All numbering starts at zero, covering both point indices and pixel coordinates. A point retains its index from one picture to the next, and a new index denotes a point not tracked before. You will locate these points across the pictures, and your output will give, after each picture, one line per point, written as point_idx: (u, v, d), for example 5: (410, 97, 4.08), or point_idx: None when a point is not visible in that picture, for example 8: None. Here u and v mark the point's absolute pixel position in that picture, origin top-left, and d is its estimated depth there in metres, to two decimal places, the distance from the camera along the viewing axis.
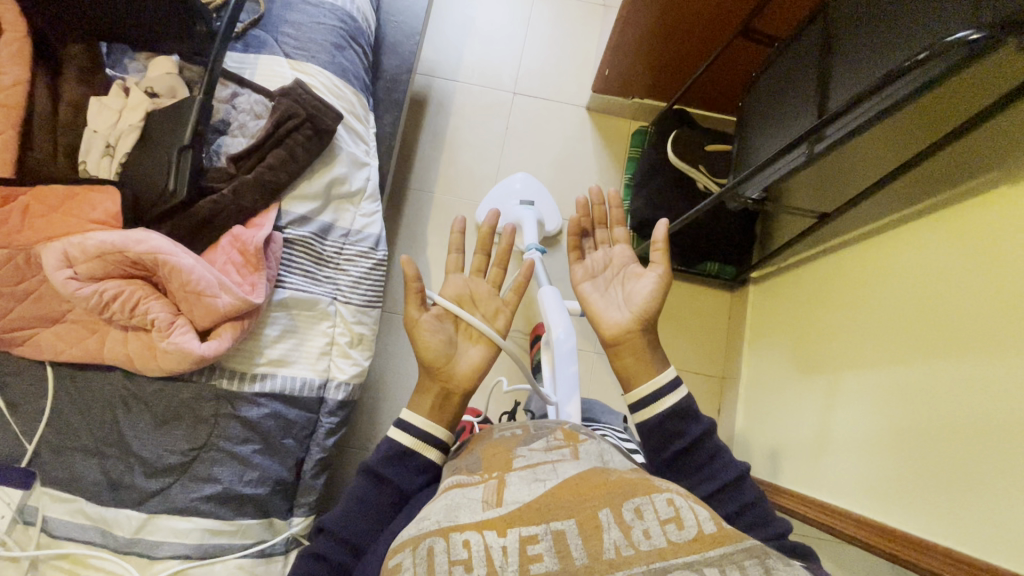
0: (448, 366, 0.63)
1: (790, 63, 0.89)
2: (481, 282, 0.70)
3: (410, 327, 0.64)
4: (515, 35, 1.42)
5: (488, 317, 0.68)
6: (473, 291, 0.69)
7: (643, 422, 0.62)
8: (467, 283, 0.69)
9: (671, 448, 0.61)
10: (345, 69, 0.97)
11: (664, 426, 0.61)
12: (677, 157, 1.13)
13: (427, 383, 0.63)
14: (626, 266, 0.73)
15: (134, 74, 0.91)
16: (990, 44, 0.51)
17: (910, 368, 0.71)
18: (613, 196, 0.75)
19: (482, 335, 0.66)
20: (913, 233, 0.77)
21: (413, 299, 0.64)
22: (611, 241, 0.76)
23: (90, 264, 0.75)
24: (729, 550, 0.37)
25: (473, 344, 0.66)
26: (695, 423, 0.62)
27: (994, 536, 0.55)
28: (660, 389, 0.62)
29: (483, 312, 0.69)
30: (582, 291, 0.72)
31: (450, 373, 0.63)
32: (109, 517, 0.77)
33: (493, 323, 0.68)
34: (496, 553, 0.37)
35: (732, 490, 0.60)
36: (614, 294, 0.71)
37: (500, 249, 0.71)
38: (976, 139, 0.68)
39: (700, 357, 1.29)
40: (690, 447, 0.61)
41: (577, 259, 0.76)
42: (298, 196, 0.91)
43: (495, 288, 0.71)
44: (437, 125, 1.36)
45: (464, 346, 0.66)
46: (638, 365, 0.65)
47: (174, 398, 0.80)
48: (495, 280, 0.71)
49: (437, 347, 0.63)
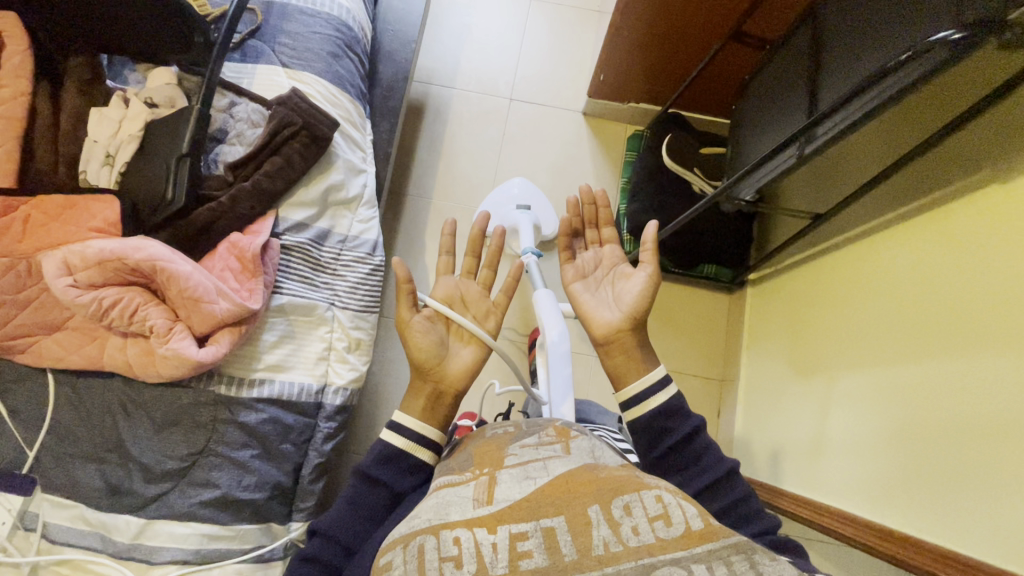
0: (440, 367, 0.64)
1: (781, 65, 0.90)
2: (472, 283, 0.71)
3: (401, 329, 0.65)
4: (511, 41, 1.43)
5: (479, 319, 0.69)
6: (464, 293, 0.70)
7: (633, 421, 0.63)
8: (459, 285, 0.70)
9: (662, 445, 0.61)
10: (341, 77, 0.99)
11: (654, 423, 0.61)
12: (671, 161, 1.14)
13: (419, 384, 0.63)
14: (614, 266, 0.73)
15: (134, 85, 0.93)
16: (975, 42, 0.52)
17: (909, 367, 0.71)
18: (601, 196, 0.76)
19: (473, 336, 0.66)
20: (906, 231, 0.77)
21: (404, 301, 0.65)
22: (600, 243, 0.76)
23: (89, 272, 0.76)
24: (716, 546, 0.37)
25: (465, 345, 0.67)
26: (686, 421, 0.62)
27: (993, 535, 0.55)
28: (650, 386, 0.62)
29: (474, 313, 0.69)
30: (573, 291, 0.72)
31: (441, 374, 0.63)
32: (109, 522, 0.78)
33: (484, 324, 0.69)
34: (486, 550, 0.38)
35: (723, 487, 0.60)
36: (604, 293, 0.71)
37: (490, 252, 0.71)
38: (965, 138, 0.69)
39: (699, 358, 1.29)
40: (680, 444, 0.61)
41: (567, 258, 0.75)
42: (294, 203, 0.92)
43: (487, 290, 0.71)
44: (434, 131, 1.37)
45: (455, 347, 0.66)
46: (629, 364, 0.65)
47: (173, 403, 0.81)
48: (487, 282, 0.72)
49: (429, 348, 0.64)
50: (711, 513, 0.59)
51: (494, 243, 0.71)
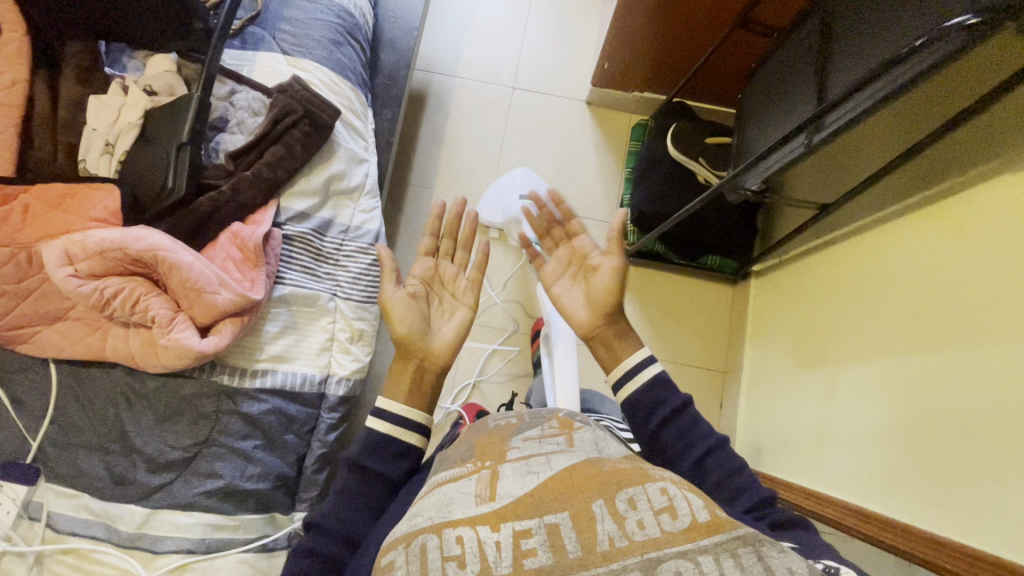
0: (427, 350, 0.66)
1: (790, 53, 0.88)
2: (450, 265, 0.73)
3: (384, 306, 0.67)
4: (514, 29, 1.42)
5: (458, 296, 0.72)
6: (440, 272, 0.72)
7: (627, 397, 0.66)
8: (437, 264, 0.73)
9: (655, 417, 0.63)
10: (342, 64, 0.98)
11: (654, 398, 0.64)
12: (676, 150, 1.13)
13: (410, 360, 0.66)
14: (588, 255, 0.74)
15: (133, 72, 0.92)
16: (989, 30, 0.50)
17: (917, 357, 0.70)
18: (482, 248, 0.73)
19: (455, 317, 0.70)
20: (915, 222, 0.76)
21: (388, 278, 0.68)
22: (569, 236, 0.75)
23: (90, 261, 0.76)
24: (722, 538, 0.36)
25: (448, 320, 0.70)
26: (674, 395, 0.65)
27: (994, 526, 0.55)
28: (635, 369, 0.66)
29: (451, 292, 0.72)
30: (552, 292, 0.74)
31: (428, 355, 0.66)
32: (112, 511, 0.78)
33: (463, 300, 0.71)
34: (490, 549, 0.37)
35: (721, 464, 0.61)
36: (579, 291, 0.72)
37: (466, 234, 0.74)
38: (973, 128, 0.68)
39: (703, 351, 1.28)
40: (683, 417, 0.63)
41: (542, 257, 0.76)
42: (296, 192, 0.92)
43: (463, 270, 0.74)
44: (437, 120, 1.36)
45: (441, 323, 0.70)
46: (621, 344, 0.68)
47: (175, 394, 0.81)
48: (463, 264, 0.74)
49: (409, 329, 0.66)
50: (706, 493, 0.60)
51: (454, 210, 0.72)
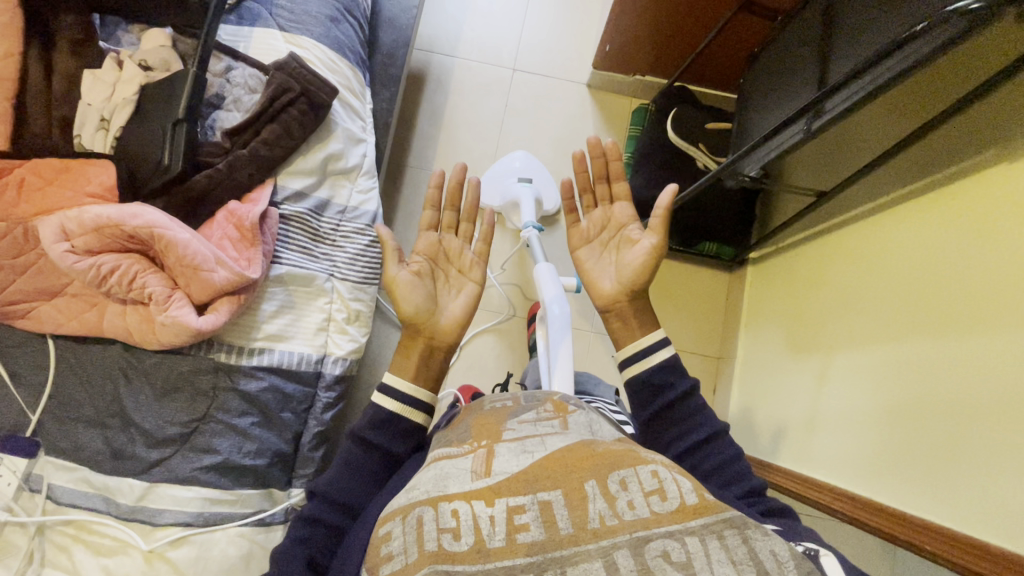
0: (435, 327, 0.67)
1: (792, 38, 0.87)
2: (455, 238, 0.74)
3: (388, 285, 0.67)
4: (516, 9, 1.39)
5: (464, 271, 0.73)
6: (446, 248, 0.73)
7: (632, 378, 0.66)
8: (441, 239, 0.73)
9: (655, 403, 0.64)
10: (340, 42, 0.96)
11: (653, 380, 0.64)
12: (675, 134, 1.11)
13: (409, 340, 0.66)
14: (623, 227, 0.75)
15: (128, 48, 0.91)
16: (991, 15, 0.50)
17: (910, 343, 0.71)
18: (487, 218, 0.74)
19: (460, 292, 0.71)
20: (912, 209, 0.76)
21: (391, 259, 0.68)
22: (610, 199, 0.77)
23: (86, 238, 0.76)
24: (709, 520, 0.37)
25: (457, 297, 0.71)
26: (681, 380, 0.65)
27: (984, 512, 0.56)
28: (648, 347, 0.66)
29: (457, 266, 0.73)
30: (578, 256, 0.75)
31: (435, 331, 0.67)
32: (112, 485, 0.79)
33: (469, 274, 0.73)
34: (484, 523, 0.38)
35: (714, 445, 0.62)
36: (608, 258, 0.74)
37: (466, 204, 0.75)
38: (976, 113, 0.68)
39: (696, 336, 1.29)
40: (679, 402, 0.64)
41: (574, 220, 0.77)
42: (293, 171, 0.91)
43: (468, 243, 0.75)
44: (436, 101, 1.35)
45: (449, 299, 0.70)
46: (621, 329, 0.69)
47: (174, 370, 0.82)
48: (468, 237, 0.75)
49: (418, 306, 0.67)
50: (698, 475, 0.61)
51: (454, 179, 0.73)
